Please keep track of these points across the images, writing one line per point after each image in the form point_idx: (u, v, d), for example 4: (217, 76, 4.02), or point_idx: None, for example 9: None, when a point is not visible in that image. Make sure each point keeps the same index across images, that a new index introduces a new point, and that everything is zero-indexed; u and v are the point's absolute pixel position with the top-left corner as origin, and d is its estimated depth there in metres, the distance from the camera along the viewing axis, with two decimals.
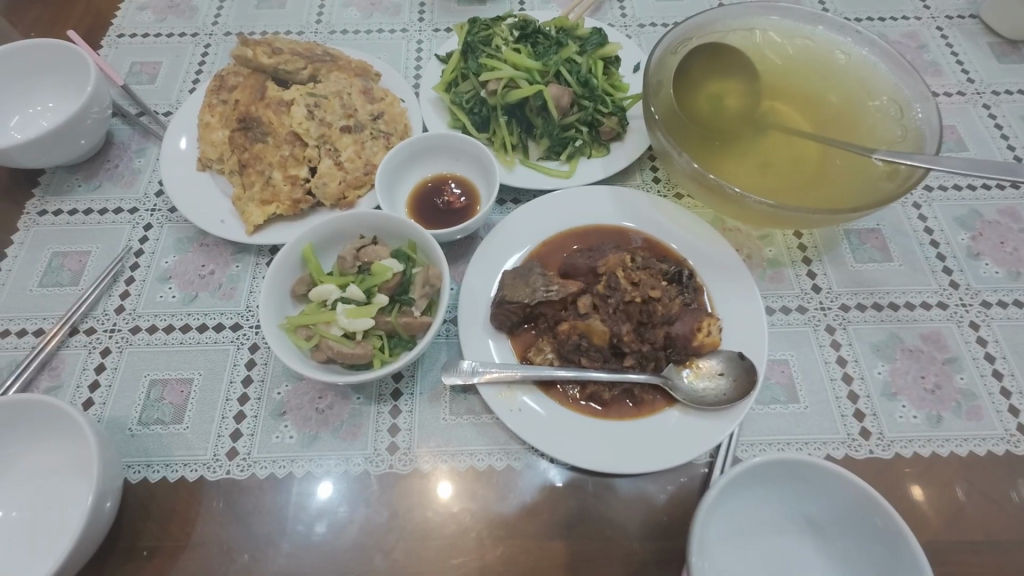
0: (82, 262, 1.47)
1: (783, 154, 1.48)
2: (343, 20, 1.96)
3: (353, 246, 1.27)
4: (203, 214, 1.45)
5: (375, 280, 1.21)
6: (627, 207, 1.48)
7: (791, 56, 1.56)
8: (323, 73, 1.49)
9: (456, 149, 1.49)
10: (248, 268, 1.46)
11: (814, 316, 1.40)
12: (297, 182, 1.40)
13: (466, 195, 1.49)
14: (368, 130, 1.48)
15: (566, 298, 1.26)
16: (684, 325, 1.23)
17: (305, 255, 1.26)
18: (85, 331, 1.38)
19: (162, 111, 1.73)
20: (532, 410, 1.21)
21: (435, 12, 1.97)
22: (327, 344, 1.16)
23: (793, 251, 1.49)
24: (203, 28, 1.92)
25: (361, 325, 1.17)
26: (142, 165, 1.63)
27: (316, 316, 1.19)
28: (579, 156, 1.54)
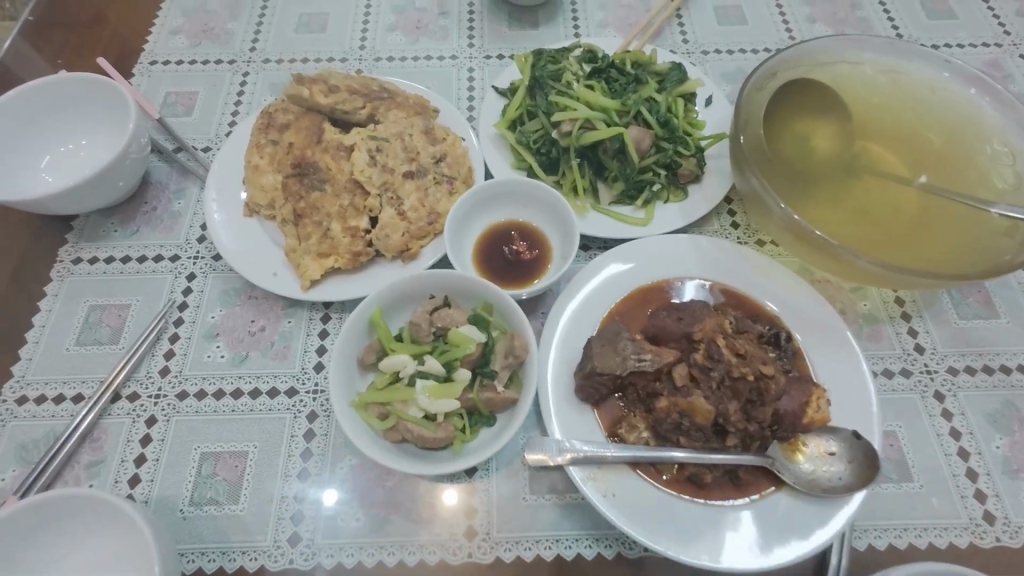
0: (122, 317, 1.36)
1: (883, 200, 1.35)
2: (388, 46, 1.84)
3: (425, 309, 1.16)
4: (252, 266, 1.34)
5: (456, 353, 1.10)
6: (710, 257, 1.36)
7: (884, 91, 1.44)
8: (382, 112, 1.37)
9: (526, 195, 1.38)
10: (302, 324, 1.35)
11: (920, 381, 1.29)
12: (358, 234, 1.29)
13: (536, 245, 1.38)
14: (432, 174, 1.36)
15: (661, 369, 1.14)
16: (792, 401, 1.11)
17: (374, 320, 1.15)
18: (127, 397, 1.27)
19: (201, 147, 1.62)
20: (625, 495, 1.08)
21: (485, 37, 1.86)
22: (405, 426, 1.05)
23: (890, 306, 1.38)
24: (240, 54, 1.81)
25: (444, 406, 1.05)
26: (181, 208, 1.52)
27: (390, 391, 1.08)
28: (656, 201, 1.43)
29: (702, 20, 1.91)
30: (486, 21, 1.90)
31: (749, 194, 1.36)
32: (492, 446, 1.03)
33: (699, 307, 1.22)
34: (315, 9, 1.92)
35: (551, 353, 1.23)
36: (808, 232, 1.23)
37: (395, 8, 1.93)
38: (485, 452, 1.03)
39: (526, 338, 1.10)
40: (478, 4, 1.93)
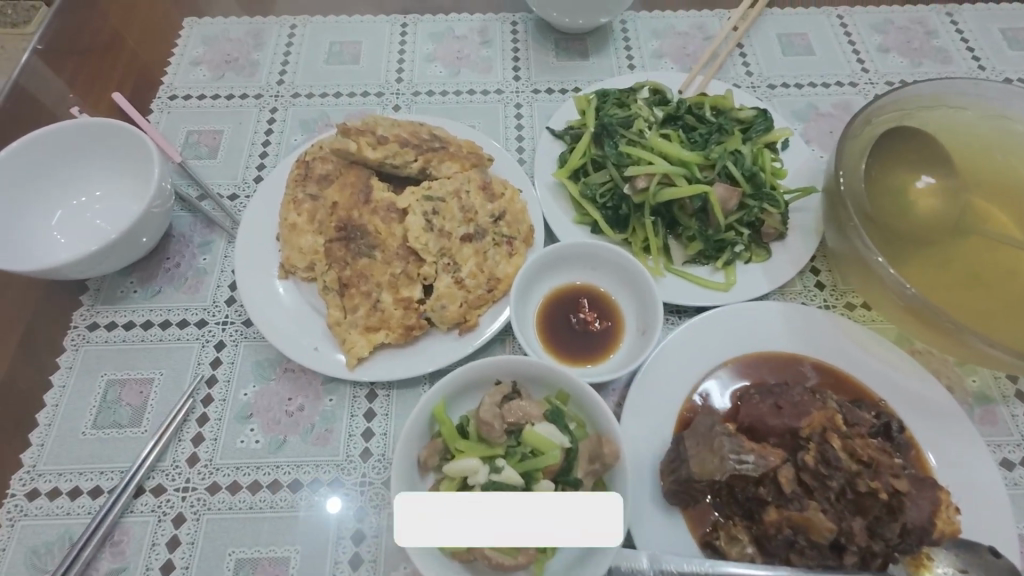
0: (145, 393, 1.22)
1: (1000, 263, 1.20)
2: (427, 78, 1.70)
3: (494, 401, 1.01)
4: (291, 338, 1.19)
5: (536, 460, 0.97)
6: (800, 329, 1.22)
7: (989, 140, 1.30)
8: (435, 166, 1.23)
9: (594, 258, 1.24)
10: (345, 402, 1.21)
11: None
12: (411, 305, 1.14)
13: (607, 313, 1.24)
14: (490, 235, 1.22)
15: (765, 473, 0.99)
16: (921, 512, 0.95)
17: (437, 415, 1.00)
18: (152, 490, 1.12)
19: (227, 193, 1.47)
20: None
21: (532, 69, 1.72)
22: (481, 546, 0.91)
23: (1002, 382, 1.23)
24: (267, 88, 1.67)
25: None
26: (208, 264, 1.37)
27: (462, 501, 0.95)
28: (737, 263, 1.28)
29: (765, 51, 1.76)
30: (532, 51, 1.76)
31: (851, 257, 1.20)
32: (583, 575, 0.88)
33: (798, 391, 1.08)
34: (347, 37, 1.78)
35: (633, 445, 1.09)
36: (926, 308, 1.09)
37: (433, 35, 1.79)
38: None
39: (614, 440, 0.95)
40: (522, 32, 1.79)
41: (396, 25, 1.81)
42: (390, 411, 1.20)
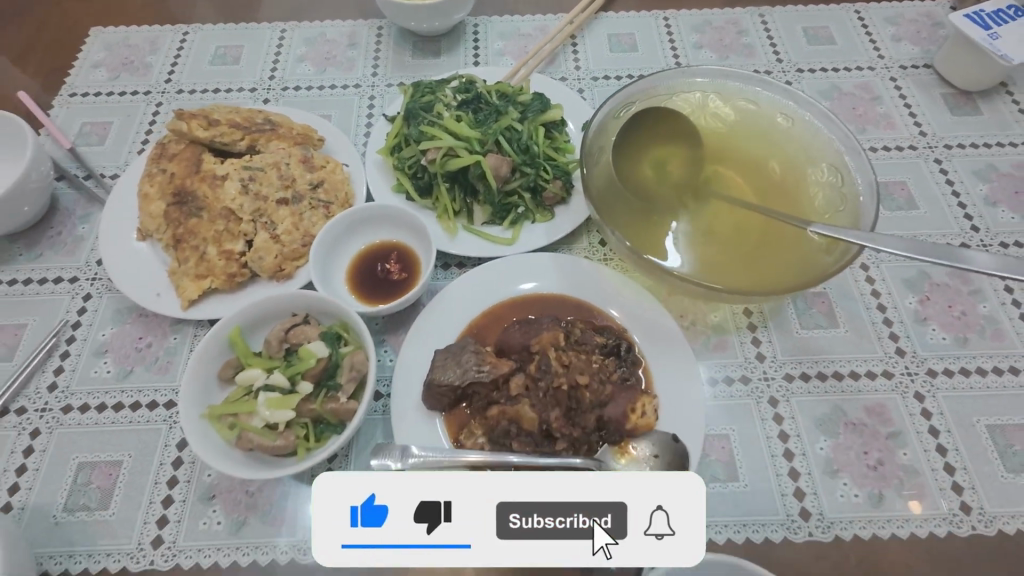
0: (19, 335, 1.45)
1: (723, 223, 1.42)
2: (297, 76, 1.95)
3: (492, 534, 1.07)
4: (138, 286, 1.43)
5: (301, 365, 1.19)
6: (566, 272, 1.46)
7: (733, 119, 1.54)
8: (262, 143, 1.48)
9: (395, 219, 1.49)
10: (186, 340, 1.45)
11: (757, 387, 1.38)
12: (233, 256, 1.38)
13: (409, 266, 1.48)
14: (307, 200, 1.46)
15: (497, 379, 1.24)
16: (617, 407, 1.20)
17: (232, 338, 1.23)
18: (16, 411, 1.36)
19: (109, 174, 1.72)
20: None
21: (389, 66, 1.97)
22: (310, 372, 1.19)
23: (739, 317, 1.48)
24: (155, 85, 1.92)
25: (285, 416, 1.14)
26: (85, 232, 1.62)
27: (479, 541, 1.07)
28: (523, 223, 1.53)
29: (595, 48, 2.02)
30: (392, 51, 2.01)
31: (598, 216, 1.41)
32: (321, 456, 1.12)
33: (546, 322, 1.33)
34: (231, 41, 2.03)
35: (407, 366, 1.33)
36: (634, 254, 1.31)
37: (307, 39, 2.04)
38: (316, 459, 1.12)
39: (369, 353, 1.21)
40: (385, 35, 2.05)
41: (276, 31, 2.06)
42: None
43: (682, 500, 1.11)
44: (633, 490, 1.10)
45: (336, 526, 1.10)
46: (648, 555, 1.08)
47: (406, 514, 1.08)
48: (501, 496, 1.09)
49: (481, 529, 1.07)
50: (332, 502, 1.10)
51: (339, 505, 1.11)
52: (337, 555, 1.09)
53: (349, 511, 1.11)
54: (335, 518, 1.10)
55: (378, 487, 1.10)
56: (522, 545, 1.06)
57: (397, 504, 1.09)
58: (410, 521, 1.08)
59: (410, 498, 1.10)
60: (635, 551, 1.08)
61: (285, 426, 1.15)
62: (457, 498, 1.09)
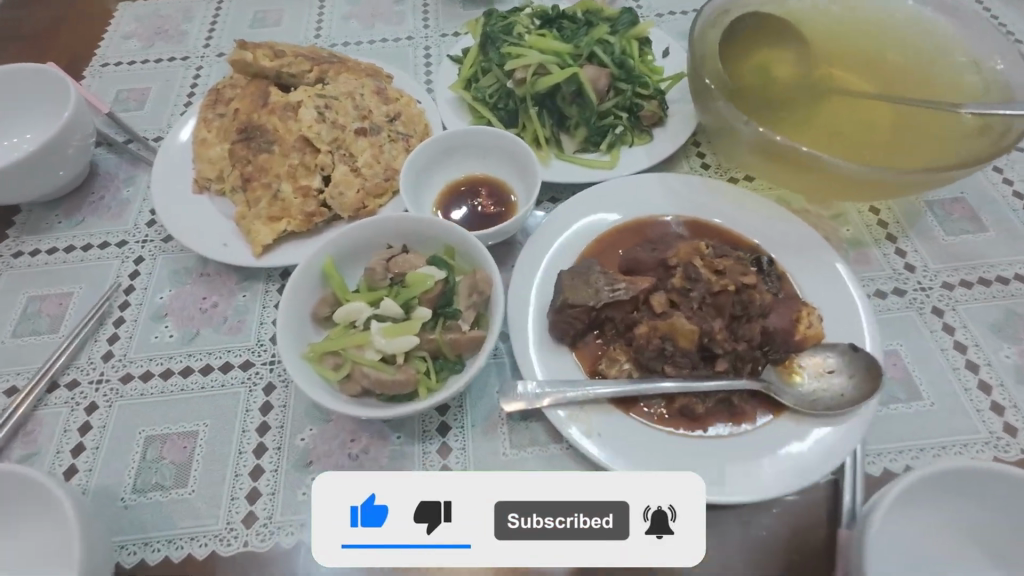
0: (64, 305, 1.26)
1: (845, 122, 1.29)
2: (345, 34, 1.83)
3: (466, 542, 0.87)
4: (201, 237, 1.25)
5: (414, 289, 1.01)
6: (677, 192, 1.31)
7: (838, 21, 1.42)
8: (331, 76, 1.32)
9: (484, 147, 1.33)
10: (257, 296, 1.27)
11: (915, 298, 1.21)
12: (310, 193, 1.22)
13: (502, 199, 1.31)
14: (386, 131, 1.31)
15: (637, 297, 1.07)
16: (781, 316, 1.04)
17: (327, 270, 1.05)
18: (66, 385, 1.16)
19: (153, 137, 1.57)
20: (612, 435, 0.99)
21: (440, 18, 1.86)
22: (427, 296, 1.01)
23: (874, 229, 1.32)
24: (193, 51, 1.79)
25: (404, 346, 0.96)
26: (131, 195, 1.45)
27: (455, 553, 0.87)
28: (620, 146, 1.38)
29: None
30: (441, 5, 1.90)
31: (719, 121, 1.25)
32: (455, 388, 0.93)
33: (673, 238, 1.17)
34: (270, 6, 1.92)
35: (523, 299, 1.15)
36: (776, 146, 1.14)
37: None
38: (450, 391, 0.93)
39: (490, 272, 1.02)
40: None
41: None
42: None
43: (684, 497, 0.91)
44: (629, 485, 0.91)
45: (336, 525, 0.90)
46: (647, 559, 0.88)
47: (408, 513, 0.89)
48: (501, 493, 0.89)
49: (482, 529, 0.87)
50: (331, 500, 0.91)
51: (341, 503, 0.91)
52: (337, 556, 0.89)
53: (349, 511, 0.91)
54: (336, 518, 0.90)
55: (377, 484, 0.91)
56: (524, 549, 0.86)
57: (397, 502, 0.89)
58: (411, 525, 0.88)
59: (412, 495, 0.90)
60: (629, 554, 0.88)
61: (404, 359, 0.97)
62: (457, 496, 0.89)
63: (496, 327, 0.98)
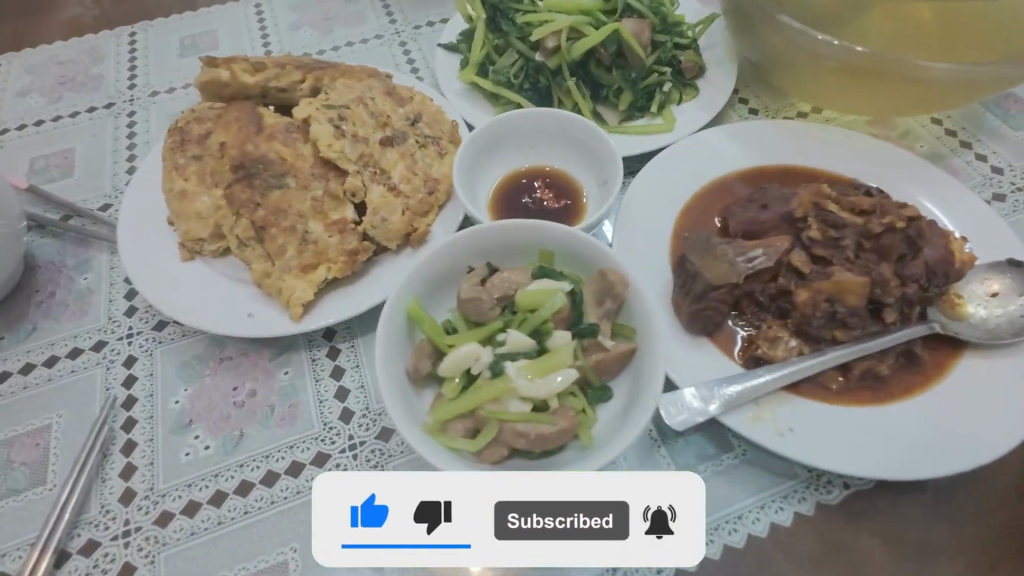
0: (42, 445, 0.94)
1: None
2: (299, 45, 1.57)
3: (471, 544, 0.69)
4: (216, 312, 0.98)
5: (542, 312, 0.80)
6: (746, 142, 1.18)
7: None
8: (329, 83, 1.07)
9: (529, 133, 1.13)
10: (304, 369, 1.01)
11: (1017, 200, 1.14)
12: (347, 227, 0.98)
13: (564, 189, 1.13)
14: (412, 137, 1.09)
15: (778, 261, 0.91)
16: (938, 244, 0.91)
17: (415, 314, 0.83)
18: (80, 551, 0.85)
19: (98, 206, 1.25)
20: (805, 426, 0.83)
21: (406, 10, 1.63)
22: (553, 317, 0.80)
23: (945, 139, 1.25)
24: (118, 95, 1.46)
25: (554, 388, 0.74)
26: (93, 282, 1.13)
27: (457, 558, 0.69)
28: (670, 105, 1.23)
29: None
30: None
31: (780, 47, 1.14)
32: (635, 424, 0.73)
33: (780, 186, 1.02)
34: (198, 29, 1.61)
35: None
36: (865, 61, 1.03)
37: (292, 5, 1.66)
38: (628, 428, 0.74)
39: (619, 269, 0.82)
40: None
41: (249, 6, 1.67)
42: (360, 360, 1.02)
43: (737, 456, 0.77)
44: (632, 480, 0.72)
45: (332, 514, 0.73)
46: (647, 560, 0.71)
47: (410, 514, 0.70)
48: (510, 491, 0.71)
49: (482, 531, 0.69)
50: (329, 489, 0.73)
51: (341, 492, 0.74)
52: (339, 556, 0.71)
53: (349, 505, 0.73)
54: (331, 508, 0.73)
55: (378, 481, 0.72)
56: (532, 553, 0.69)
57: (401, 500, 0.71)
58: (404, 535, 0.70)
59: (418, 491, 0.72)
60: (627, 556, 0.71)
61: (559, 402, 0.75)
62: (458, 496, 0.70)
63: (652, 334, 0.79)
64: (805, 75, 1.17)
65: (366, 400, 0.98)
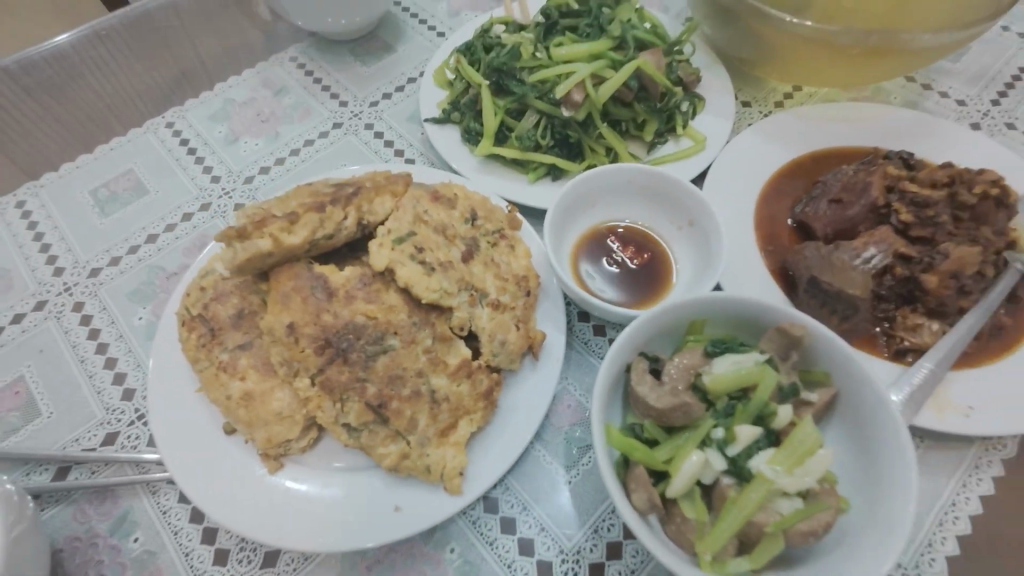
0: None
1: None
2: (247, 159, 1.34)
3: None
4: (354, 520, 0.81)
5: (760, 395, 0.75)
6: (776, 138, 1.20)
7: None
8: (370, 208, 0.92)
9: (593, 194, 1.06)
10: (470, 537, 0.88)
11: (989, 124, 1.30)
12: (471, 368, 0.86)
13: (641, 241, 1.08)
14: (482, 240, 0.97)
15: (889, 254, 0.95)
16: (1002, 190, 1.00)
17: (622, 443, 0.75)
18: None
19: (98, 441, 0.97)
20: (978, 400, 0.88)
21: (352, 88, 1.46)
22: (766, 390, 0.75)
23: (909, 86, 1.38)
24: (46, 287, 1.15)
25: (813, 470, 0.70)
26: (148, 541, 0.88)
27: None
28: (692, 122, 1.21)
29: None
30: (336, 72, 1.50)
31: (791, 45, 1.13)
32: (904, 479, 0.69)
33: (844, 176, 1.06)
34: (110, 174, 1.31)
35: None
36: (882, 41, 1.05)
37: (216, 115, 1.41)
38: (895, 487, 0.69)
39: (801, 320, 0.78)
40: (310, 61, 1.51)
41: (160, 128, 1.39)
42: (525, 500, 0.91)
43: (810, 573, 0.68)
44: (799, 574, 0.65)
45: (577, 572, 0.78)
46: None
47: None
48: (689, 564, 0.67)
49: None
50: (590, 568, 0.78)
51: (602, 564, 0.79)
52: None
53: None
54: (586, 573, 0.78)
55: None
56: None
57: None
58: None
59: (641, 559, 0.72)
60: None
61: (820, 482, 0.71)
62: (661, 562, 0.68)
63: (853, 377, 0.77)
64: (826, 61, 1.14)
65: (557, 541, 0.87)
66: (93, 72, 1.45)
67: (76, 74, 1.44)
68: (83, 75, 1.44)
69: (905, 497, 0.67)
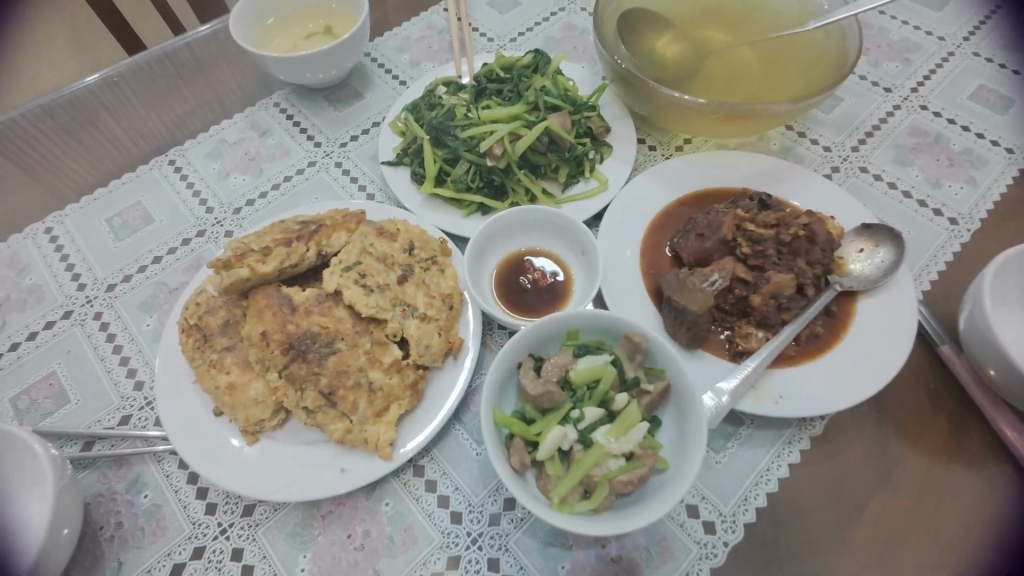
0: None
1: (751, 60, 1.52)
2: (236, 192, 1.61)
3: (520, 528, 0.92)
4: (309, 478, 1.08)
5: (603, 385, 1.04)
6: (666, 181, 1.48)
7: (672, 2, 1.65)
8: (327, 242, 1.21)
9: (508, 229, 1.36)
10: (401, 494, 1.15)
11: (846, 168, 1.58)
12: (401, 365, 1.14)
13: (546, 265, 1.36)
14: (417, 266, 1.24)
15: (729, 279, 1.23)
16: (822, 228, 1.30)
17: (503, 420, 1.02)
18: None
19: (117, 421, 1.24)
20: (789, 391, 1.16)
21: (326, 130, 1.74)
22: (609, 382, 1.05)
23: (787, 134, 1.66)
24: (72, 300, 1.42)
25: (635, 438, 1.00)
26: (156, 497, 1.15)
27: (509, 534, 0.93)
28: (598, 166, 1.48)
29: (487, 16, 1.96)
30: (312, 116, 1.77)
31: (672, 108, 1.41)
32: (698, 442, 0.96)
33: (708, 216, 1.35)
34: (122, 205, 1.58)
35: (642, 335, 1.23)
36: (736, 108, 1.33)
37: (211, 153, 1.68)
38: (692, 449, 0.96)
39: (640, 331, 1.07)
40: (291, 107, 1.79)
41: (163, 165, 1.66)
42: (445, 467, 1.18)
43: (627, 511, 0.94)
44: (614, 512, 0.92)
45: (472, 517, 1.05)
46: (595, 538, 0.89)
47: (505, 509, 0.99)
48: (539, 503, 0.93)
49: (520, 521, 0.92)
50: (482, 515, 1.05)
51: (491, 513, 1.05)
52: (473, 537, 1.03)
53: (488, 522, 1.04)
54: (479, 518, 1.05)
55: None
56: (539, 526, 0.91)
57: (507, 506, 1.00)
58: None
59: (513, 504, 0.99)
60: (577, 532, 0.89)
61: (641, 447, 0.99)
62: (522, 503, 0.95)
63: (676, 372, 1.04)
64: (702, 121, 1.43)
65: (466, 498, 1.14)
66: (109, 112, 1.72)
67: (96, 117, 1.71)
68: (102, 115, 1.71)
69: (695, 454, 0.94)
